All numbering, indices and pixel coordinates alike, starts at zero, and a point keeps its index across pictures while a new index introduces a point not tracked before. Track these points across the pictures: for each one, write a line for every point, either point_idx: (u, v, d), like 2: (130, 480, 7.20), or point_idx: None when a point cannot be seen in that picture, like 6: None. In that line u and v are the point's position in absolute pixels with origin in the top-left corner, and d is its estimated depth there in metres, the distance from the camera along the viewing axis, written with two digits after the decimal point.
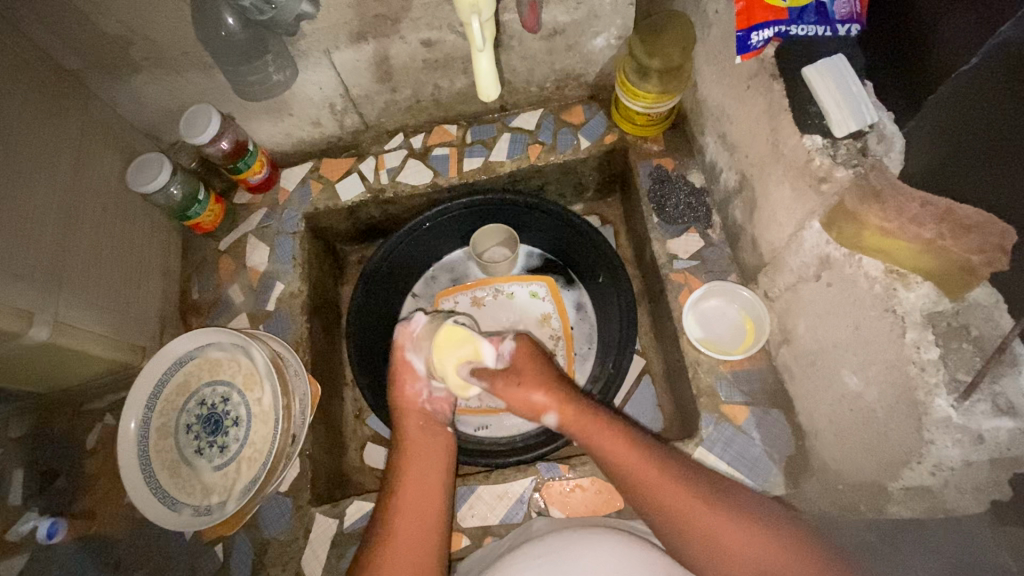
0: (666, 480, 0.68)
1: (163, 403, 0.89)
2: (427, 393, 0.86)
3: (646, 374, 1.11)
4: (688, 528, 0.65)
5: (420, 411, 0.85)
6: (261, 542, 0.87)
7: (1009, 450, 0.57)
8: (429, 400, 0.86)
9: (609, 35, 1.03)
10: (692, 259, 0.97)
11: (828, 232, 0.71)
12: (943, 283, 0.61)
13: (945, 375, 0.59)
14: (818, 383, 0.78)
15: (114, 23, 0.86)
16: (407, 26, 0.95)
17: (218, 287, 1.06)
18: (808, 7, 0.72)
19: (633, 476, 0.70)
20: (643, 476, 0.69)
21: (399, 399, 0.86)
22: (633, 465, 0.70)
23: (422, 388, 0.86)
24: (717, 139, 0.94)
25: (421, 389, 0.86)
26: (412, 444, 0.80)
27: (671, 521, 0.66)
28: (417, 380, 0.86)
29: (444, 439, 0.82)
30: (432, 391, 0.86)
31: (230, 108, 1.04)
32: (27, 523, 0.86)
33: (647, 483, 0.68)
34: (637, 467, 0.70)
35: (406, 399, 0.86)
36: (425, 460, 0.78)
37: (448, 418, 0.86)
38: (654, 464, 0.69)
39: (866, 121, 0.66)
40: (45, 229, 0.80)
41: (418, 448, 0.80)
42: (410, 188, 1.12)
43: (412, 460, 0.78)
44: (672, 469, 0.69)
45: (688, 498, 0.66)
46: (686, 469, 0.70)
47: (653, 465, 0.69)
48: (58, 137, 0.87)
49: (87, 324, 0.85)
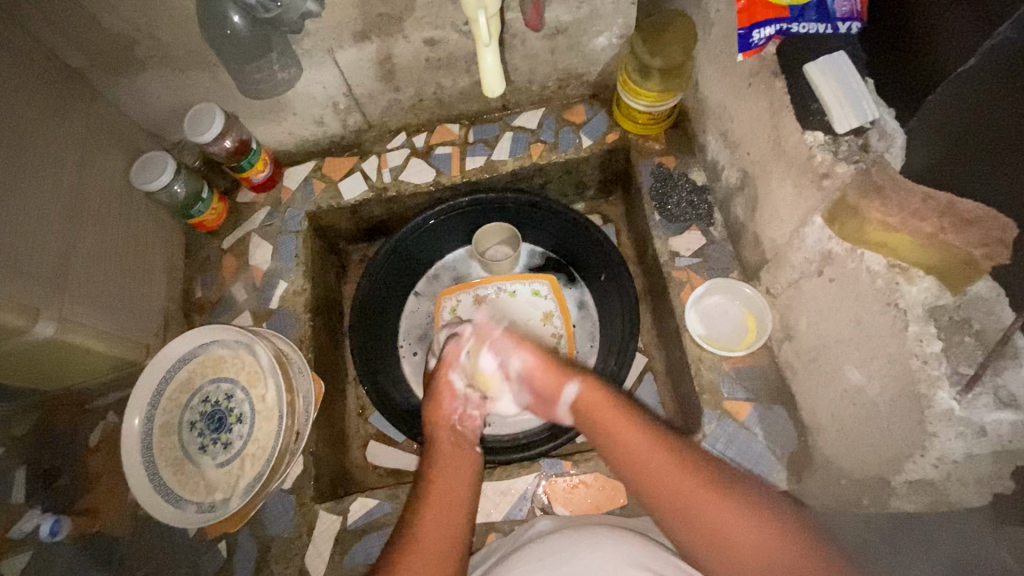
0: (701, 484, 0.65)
1: (166, 400, 0.90)
2: (460, 412, 0.89)
3: (648, 372, 1.12)
4: (708, 535, 0.62)
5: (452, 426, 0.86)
6: (264, 540, 0.87)
7: (1011, 442, 0.57)
8: (461, 419, 0.88)
9: (611, 35, 1.04)
10: (693, 256, 0.97)
11: (830, 228, 0.71)
12: (944, 276, 0.61)
13: (948, 367, 0.59)
14: (820, 380, 0.78)
15: (119, 22, 0.87)
16: (411, 25, 0.96)
17: (221, 285, 1.06)
18: (809, 5, 0.72)
19: (672, 485, 0.66)
20: (675, 481, 0.66)
21: (434, 413, 0.88)
22: (674, 474, 0.66)
23: (455, 406, 0.89)
24: (718, 137, 0.95)
25: (456, 406, 0.89)
26: (443, 453, 0.79)
27: (703, 530, 0.63)
28: (455, 398, 0.90)
29: (472, 456, 0.81)
30: (464, 411, 0.89)
31: (235, 107, 1.04)
32: (30, 521, 0.87)
33: (660, 472, 0.67)
34: (650, 455, 0.69)
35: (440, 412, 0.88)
36: (454, 471, 0.76)
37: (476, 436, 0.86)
38: (687, 474, 0.66)
39: (867, 117, 0.66)
40: (51, 225, 0.81)
41: (445, 458, 0.78)
42: (413, 186, 1.12)
43: (445, 467, 0.76)
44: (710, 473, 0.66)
45: (710, 495, 0.64)
46: (719, 474, 0.66)
47: (672, 456, 0.68)
48: (63, 134, 0.87)
49: (91, 321, 0.85)
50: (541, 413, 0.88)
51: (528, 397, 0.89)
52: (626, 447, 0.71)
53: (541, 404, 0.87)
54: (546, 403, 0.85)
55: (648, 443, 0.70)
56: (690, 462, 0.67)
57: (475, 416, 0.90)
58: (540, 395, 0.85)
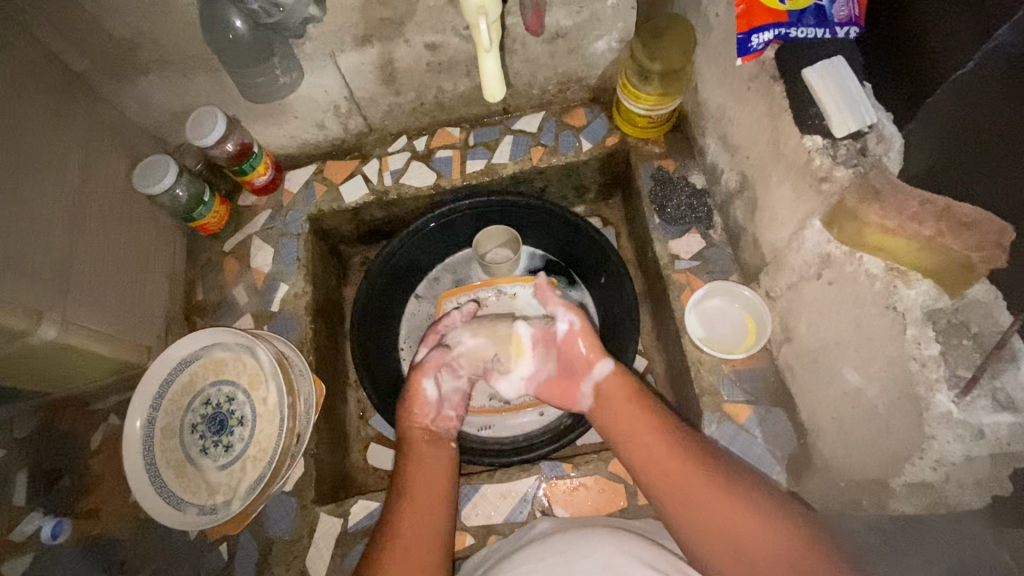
0: (702, 479, 0.66)
1: (168, 402, 0.90)
2: (434, 417, 0.86)
3: (648, 374, 1.12)
4: (707, 530, 0.63)
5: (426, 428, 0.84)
6: (265, 541, 0.87)
7: (1009, 445, 0.57)
8: (435, 421, 0.86)
9: (610, 39, 1.05)
10: (693, 259, 0.98)
11: (829, 231, 0.72)
12: (943, 280, 0.62)
13: (945, 371, 0.60)
14: (819, 382, 0.79)
15: (122, 26, 0.87)
16: (412, 29, 0.96)
17: (223, 287, 1.07)
18: (808, 10, 0.73)
19: (674, 479, 0.68)
20: (677, 475, 0.68)
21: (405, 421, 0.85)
22: (677, 468, 0.68)
23: (430, 410, 0.86)
24: (717, 140, 0.96)
25: (428, 411, 0.86)
26: (417, 452, 0.80)
27: (703, 525, 0.64)
28: (427, 404, 0.86)
29: (448, 453, 0.81)
30: (439, 413, 0.87)
31: (237, 111, 1.05)
32: (31, 523, 0.86)
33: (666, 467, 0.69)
34: (657, 450, 0.71)
35: (415, 416, 0.85)
36: (431, 469, 0.77)
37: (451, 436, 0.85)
38: (690, 469, 0.68)
39: (865, 121, 0.67)
40: (54, 229, 0.81)
41: (419, 457, 0.79)
42: (414, 189, 1.13)
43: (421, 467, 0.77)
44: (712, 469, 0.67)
45: (710, 491, 0.65)
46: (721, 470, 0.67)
47: (677, 451, 0.70)
48: (66, 138, 0.87)
49: (93, 324, 0.86)
50: (554, 396, 0.88)
51: (551, 370, 0.89)
52: (636, 440, 0.73)
53: (561, 381, 0.87)
54: (575, 376, 0.85)
55: (656, 439, 0.72)
56: (695, 458, 0.69)
57: (451, 417, 0.88)
58: (571, 367, 0.86)
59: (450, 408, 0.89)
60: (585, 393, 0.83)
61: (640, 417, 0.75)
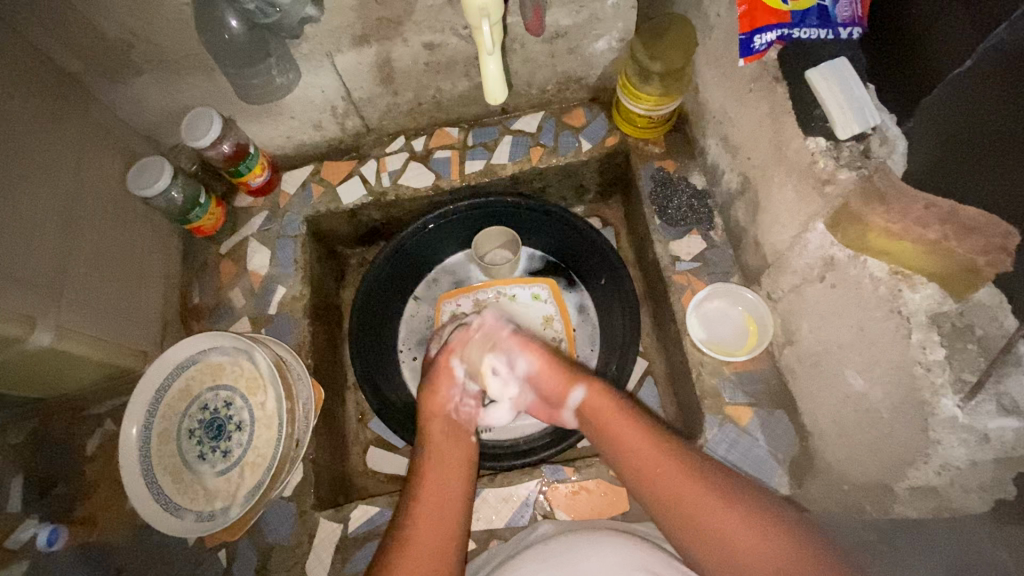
0: (708, 492, 0.65)
1: (165, 407, 0.89)
2: (458, 400, 0.88)
3: (649, 375, 1.12)
4: (717, 539, 0.62)
5: (446, 416, 0.85)
6: (264, 548, 0.86)
7: (1015, 450, 0.56)
8: (457, 407, 0.87)
9: (611, 38, 1.04)
10: (694, 260, 0.97)
11: (833, 233, 0.71)
12: (948, 282, 0.61)
13: (950, 375, 0.60)
14: (822, 385, 0.78)
15: (115, 26, 0.85)
16: (410, 29, 0.95)
17: (219, 291, 1.05)
18: (811, 10, 0.71)
19: (684, 492, 0.66)
20: (686, 488, 0.66)
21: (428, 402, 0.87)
22: (684, 483, 0.66)
23: (454, 394, 0.88)
24: (718, 141, 0.95)
25: (453, 394, 0.88)
26: (436, 449, 0.79)
27: (711, 536, 0.63)
28: (453, 386, 0.89)
29: (467, 451, 0.81)
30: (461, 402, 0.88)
31: (232, 111, 1.03)
32: (27, 531, 0.85)
33: (666, 478, 0.67)
34: (664, 468, 0.68)
35: (439, 403, 0.87)
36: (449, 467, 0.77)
37: (472, 428, 0.86)
38: (698, 482, 0.66)
39: (869, 123, 0.66)
40: (47, 232, 0.80)
41: (442, 455, 0.79)
42: (412, 190, 1.12)
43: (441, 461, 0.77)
44: (717, 482, 0.66)
45: (715, 502, 0.64)
46: (725, 478, 0.67)
47: (682, 463, 0.68)
48: (60, 140, 0.86)
49: (87, 329, 0.85)
50: (540, 412, 0.90)
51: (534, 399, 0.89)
52: (643, 454, 0.71)
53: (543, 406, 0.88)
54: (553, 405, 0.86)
55: (652, 446, 0.71)
56: (706, 471, 0.67)
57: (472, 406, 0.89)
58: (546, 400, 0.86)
59: (470, 397, 0.90)
60: (568, 418, 0.84)
61: (638, 430, 0.73)
